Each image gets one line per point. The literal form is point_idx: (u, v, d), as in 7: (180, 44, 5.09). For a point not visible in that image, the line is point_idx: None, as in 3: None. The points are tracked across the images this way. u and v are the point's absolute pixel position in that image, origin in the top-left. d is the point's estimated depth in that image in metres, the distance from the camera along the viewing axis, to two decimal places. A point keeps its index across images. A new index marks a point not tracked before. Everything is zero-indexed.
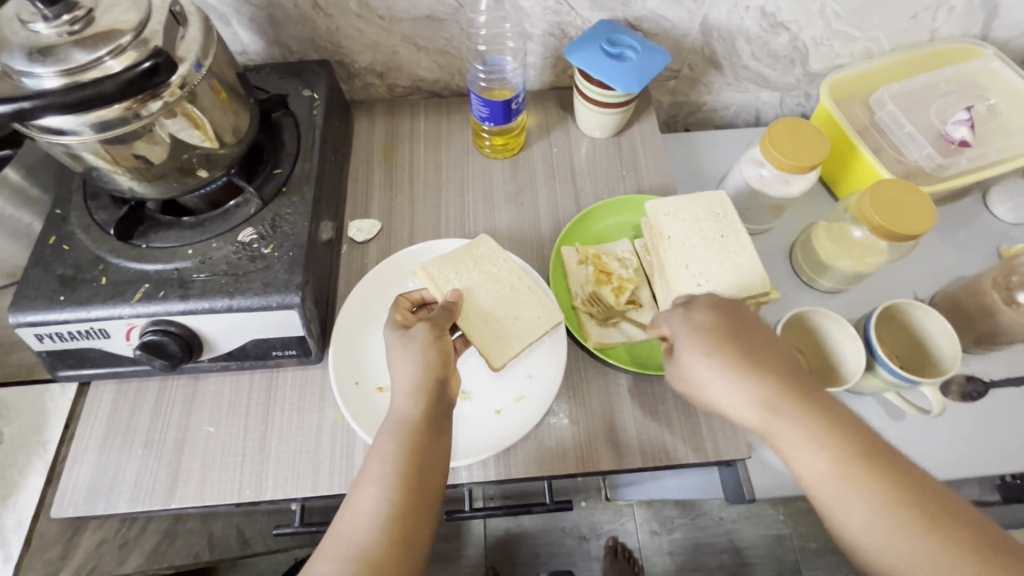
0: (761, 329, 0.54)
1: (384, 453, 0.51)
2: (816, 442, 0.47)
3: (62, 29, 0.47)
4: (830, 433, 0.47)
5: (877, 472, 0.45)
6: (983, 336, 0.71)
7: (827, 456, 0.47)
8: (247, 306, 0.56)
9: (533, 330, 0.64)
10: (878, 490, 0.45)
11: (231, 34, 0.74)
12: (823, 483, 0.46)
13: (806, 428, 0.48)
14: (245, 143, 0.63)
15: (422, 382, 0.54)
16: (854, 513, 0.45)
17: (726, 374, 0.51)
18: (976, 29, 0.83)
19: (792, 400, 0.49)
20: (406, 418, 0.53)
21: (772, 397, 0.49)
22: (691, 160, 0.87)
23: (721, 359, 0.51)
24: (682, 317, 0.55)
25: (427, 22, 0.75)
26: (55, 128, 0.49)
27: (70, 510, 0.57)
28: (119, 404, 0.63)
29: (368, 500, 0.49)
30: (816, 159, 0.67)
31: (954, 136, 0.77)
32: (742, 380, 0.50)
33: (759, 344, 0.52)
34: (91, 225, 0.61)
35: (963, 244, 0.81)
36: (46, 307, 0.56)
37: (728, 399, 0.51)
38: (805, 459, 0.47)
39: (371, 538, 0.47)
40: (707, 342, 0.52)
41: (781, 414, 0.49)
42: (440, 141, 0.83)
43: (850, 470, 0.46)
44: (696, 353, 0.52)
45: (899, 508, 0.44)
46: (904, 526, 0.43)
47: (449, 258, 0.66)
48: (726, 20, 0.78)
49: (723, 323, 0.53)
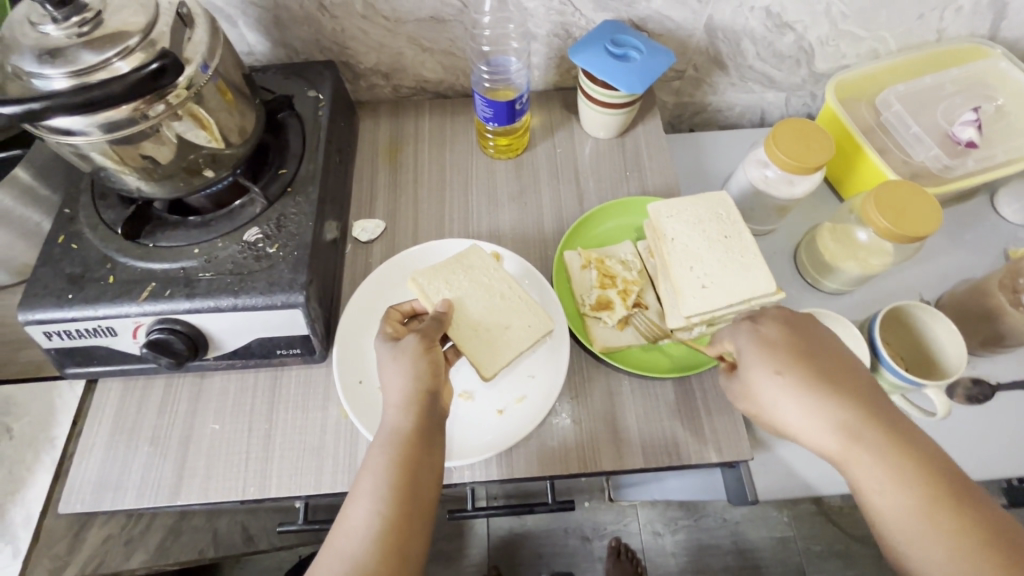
0: (836, 350, 0.53)
1: (376, 467, 0.51)
2: (895, 475, 0.46)
3: (72, 31, 0.48)
4: (907, 463, 0.47)
5: (956, 507, 0.45)
6: (990, 339, 0.70)
7: (908, 490, 0.46)
8: (252, 305, 0.57)
9: (523, 338, 0.63)
10: (956, 526, 0.44)
11: (237, 35, 0.74)
12: (899, 514, 0.46)
13: (884, 457, 0.47)
14: (251, 143, 0.63)
15: (413, 395, 0.54)
16: (929, 548, 0.44)
17: (802, 397, 0.50)
18: (985, 29, 0.82)
19: (871, 428, 0.48)
20: (398, 430, 0.53)
21: (852, 425, 0.48)
22: (695, 161, 0.87)
23: (796, 380, 0.50)
24: (752, 330, 0.55)
25: (432, 23, 0.75)
26: (64, 129, 0.50)
27: (78, 506, 0.58)
28: (125, 402, 0.64)
29: (360, 514, 0.50)
30: (821, 160, 0.66)
31: (961, 136, 0.76)
32: (819, 404, 0.49)
33: (837, 368, 0.51)
34: (99, 224, 0.62)
35: (971, 246, 0.80)
36: (54, 305, 0.57)
37: (802, 421, 0.50)
38: (883, 490, 0.46)
39: (365, 553, 0.48)
40: (780, 361, 0.52)
41: (861, 441, 0.48)
42: (444, 141, 0.83)
43: (930, 502, 0.45)
44: (770, 372, 0.52)
45: (977, 544, 0.43)
46: (981, 564, 0.43)
47: (440, 269, 0.66)
48: (731, 20, 0.78)
49: (798, 344, 0.53)
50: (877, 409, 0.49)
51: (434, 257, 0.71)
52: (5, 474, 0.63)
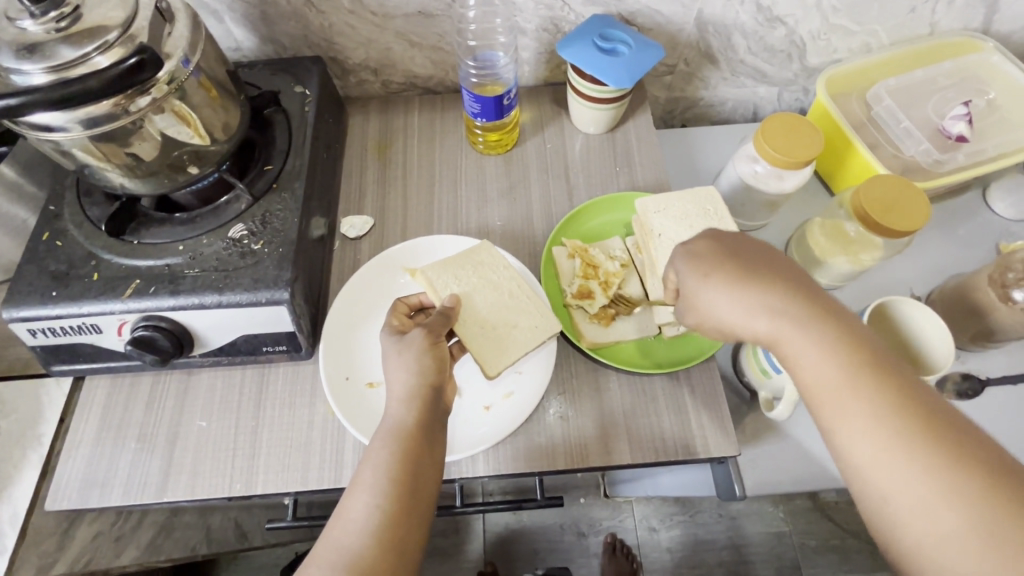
0: (771, 252, 0.52)
1: (376, 460, 0.51)
2: (823, 355, 0.45)
3: (49, 26, 0.47)
4: (836, 342, 0.45)
5: (883, 385, 0.43)
6: (980, 334, 0.70)
7: (833, 368, 0.45)
8: (236, 302, 0.57)
9: (528, 339, 0.63)
10: (880, 408, 0.42)
11: (224, 31, 0.74)
12: (825, 391, 0.45)
13: (809, 345, 0.46)
14: (235, 139, 0.63)
15: (416, 389, 0.54)
16: (852, 421, 0.43)
17: (730, 292, 0.49)
18: (977, 22, 0.81)
19: (798, 319, 0.47)
20: (400, 425, 0.53)
21: (778, 311, 0.47)
22: (687, 156, 0.87)
23: (723, 280, 0.50)
24: (684, 245, 0.54)
25: (420, 18, 0.75)
26: (44, 125, 0.49)
27: (65, 503, 0.58)
28: (113, 399, 0.64)
29: (359, 507, 0.49)
30: (810, 154, 0.66)
31: (952, 131, 0.75)
32: (747, 296, 0.49)
33: (768, 267, 0.50)
34: (84, 222, 0.61)
35: (962, 241, 0.80)
36: (38, 302, 0.56)
37: (732, 315, 0.49)
38: (810, 371, 0.46)
39: (364, 546, 0.47)
40: (707, 265, 0.51)
41: (784, 333, 0.47)
42: (434, 137, 0.82)
43: (854, 386, 0.44)
44: (698, 275, 0.51)
45: (901, 426, 0.42)
46: (902, 444, 0.41)
47: (450, 264, 0.66)
48: (721, 14, 0.77)
49: (730, 249, 0.52)
50: (808, 297, 0.48)
51: (445, 251, 0.71)
52: None
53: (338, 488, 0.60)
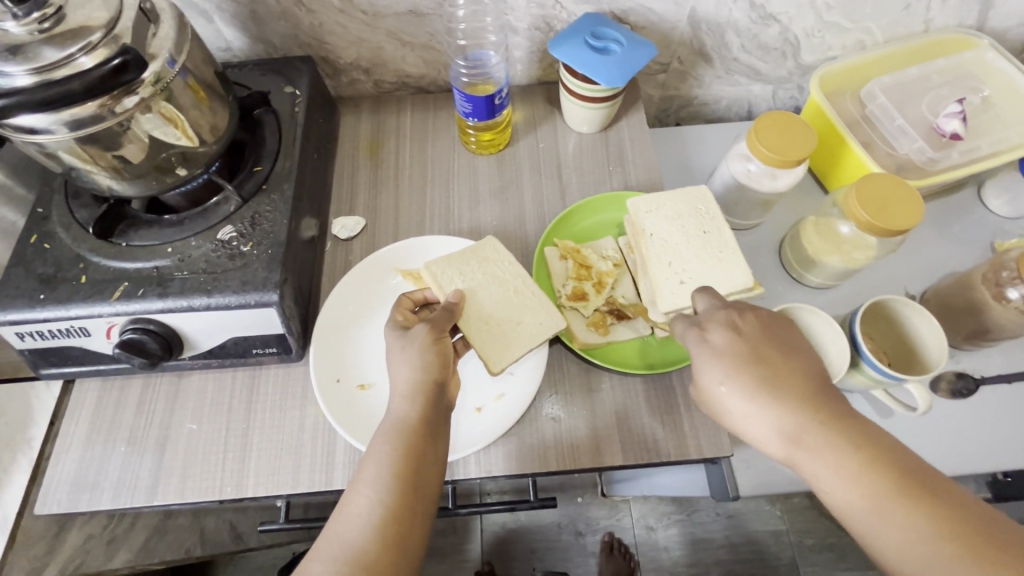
0: (788, 346, 0.53)
1: (379, 455, 0.51)
2: (845, 472, 0.47)
3: (33, 27, 0.47)
4: (859, 460, 0.47)
5: (914, 504, 0.44)
6: (974, 333, 0.70)
7: (859, 487, 0.46)
8: (225, 304, 0.56)
9: (532, 335, 0.63)
10: (915, 522, 0.44)
11: (213, 31, 0.74)
12: (854, 509, 0.46)
13: (833, 460, 0.47)
14: (224, 140, 0.63)
15: (421, 385, 0.54)
16: (885, 539, 0.44)
17: (748, 404, 0.50)
18: (972, 19, 0.81)
19: (817, 432, 0.49)
20: (403, 420, 0.53)
21: (796, 428, 0.49)
22: (680, 155, 0.86)
23: (743, 388, 0.51)
24: (699, 336, 0.54)
25: (411, 17, 0.74)
26: (29, 127, 0.49)
27: (54, 507, 0.58)
28: (103, 401, 0.64)
29: (361, 500, 0.49)
30: (804, 152, 0.66)
31: (946, 129, 0.75)
32: (766, 409, 0.50)
33: (783, 367, 0.51)
34: (72, 224, 0.61)
35: (957, 239, 0.80)
36: (25, 305, 0.56)
37: (752, 425, 0.51)
38: (833, 487, 0.47)
39: (365, 541, 0.47)
40: (725, 370, 0.52)
41: (806, 449, 0.49)
42: (426, 137, 0.82)
43: (886, 504, 0.45)
44: (717, 380, 0.52)
45: (944, 543, 0.42)
46: (944, 561, 0.42)
47: (455, 259, 0.66)
48: (714, 12, 0.77)
49: (746, 345, 0.52)
50: (824, 413, 0.49)
51: (448, 247, 0.71)
52: None
53: (328, 491, 0.60)
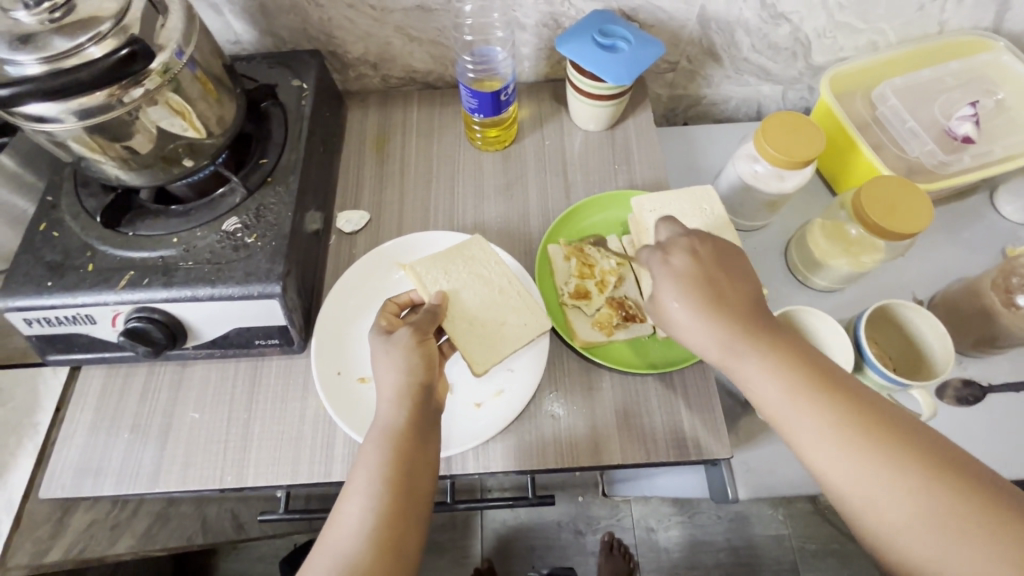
0: (737, 267, 0.54)
1: (369, 463, 0.51)
2: (770, 370, 0.50)
3: (43, 17, 0.47)
4: (784, 362, 0.50)
5: (828, 399, 0.48)
6: (982, 339, 0.69)
7: (782, 385, 0.49)
8: (228, 295, 0.57)
9: (519, 334, 0.63)
10: (831, 418, 0.47)
11: (223, 24, 0.74)
12: (775, 405, 0.49)
13: (761, 361, 0.50)
14: (231, 132, 0.63)
15: (406, 391, 0.54)
16: (803, 432, 0.48)
17: (696, 316, 0.52)
18: (988, 21, 0.80)
19: (752, 341, 0.51)
20: (391, 426, 0.53)
21: (732, 337, 0.51)
22: (686, 155, 0.86)
23: (694, 306, 0.52)
24: (662, 260, 0.55)
25: (419, 12, 0.74)
26: (38, 116, 0.49)
27: (58, 491, 0.59)
28: (108, 389, 0.65)
29: (353, 511, 0.49)
30: (812, 153, 0.65)
31: (958, 132, 0.74)
32: (709, 319, 0.51)
33: (731, 286, 0.53)
34: (81, 213, 0.62)
35: (967, 244, 0.79)
36: (34, 292, 0.57)
37: (690, 333, 0.53)
38: (759, 386, 0.50)
39: (359, 548, 0.48)
40: (678, 288, 0.53)
41: (738, 354, 0.51)
42: (432, 133, 0.82)
43: (804, 400, 0.48)
44: (671, 298, 0.53)
45: (849, 430, 0.46)
46: (852, 445, 0.46)
47: (438, 259, 0.66)
48: (724, 11, 0.76)
49: (703, 269, 0.53)
50: (759, 323, 0.52)
51: (435, 246, 0.71)
52: None
53: (326, 482, 0.60)
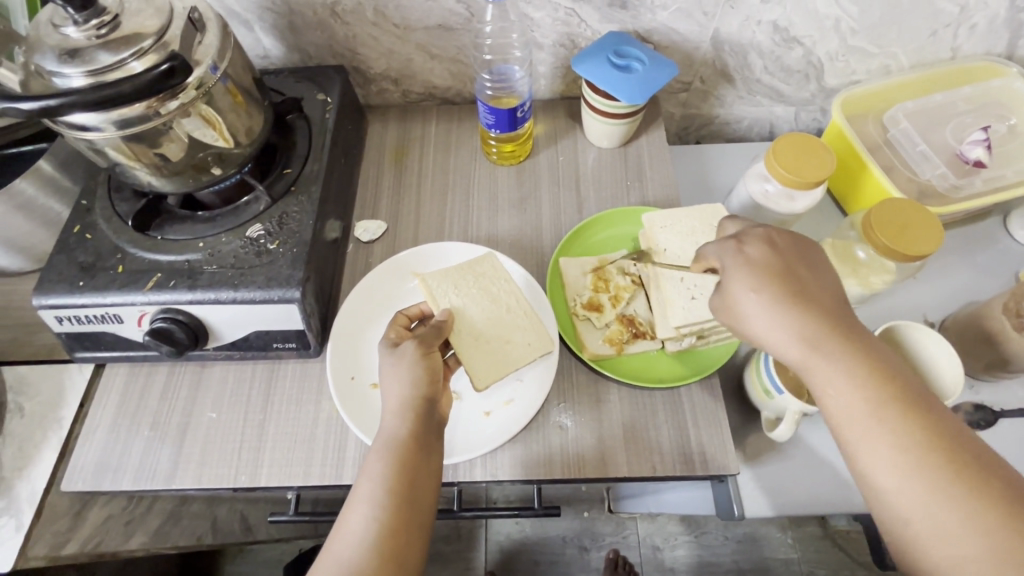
0: (817, 269, 0.53)
1: (373, 474, 0.52)
2: (850, 379, 0.47)
3: (91, 32, 0.51)
4: (867, 372, 0.47)
5: (906, 418, 0.45)
6: (994, 363, 0.68)
7: (861, 394, 0.46)
8: (249, 298, 0.59)
9: (523, 355, 0.64)
10: (907, 435, 0.45)
11: (254, 39, 0.78)
12: (846, 414, 0.47)
13: (841, 367, 0.48)
14: (257, 143, 0.66)
15: (411, 401, 0.55)
16: (874, 446, 0.45)
17: (776, 312, 0.50)
18: (1000, 48, 0.81)
19: (834, 343, 0.48)
20: (394, 436, 0.54)
21: (812, 337, 0.49)
22: (698, 174, 0.87)
23: (771, 297, 0.50)
24: (736, 251, 0.54)
25: (440, 31, 0.77)
26: (81, 124, 0.52)
27: (80, 484, 0.61)
28: (130, 387, 0.67)
29: (357, 520, 0.50)
30: (822, 174, 0.66)
31: (969, 156, 0.74)
32: (791, 317, 0.49)
33: (813, 284, 0.51)
34: (113, 217, 0.65)
35: (980, 268, 0.79)
36: (66, 291, 0.59)
37: (767, 330, 0.50)
38: (831, 393, 0.48)
39: (359, 558, 0.48)
40: (760, 280, 0.51)
41: (819, 355, 0.48)
42: (449, 146, 0.84)
43: (880, 412, 0.46)
44: (748, 289, 0.51)
45: (924, 451, 0.44)
46: (922, 466, 0.44)
47: (451, 273, 0.68)
48: (737, 34, 0.78)
49: (787, 266, 0.52)
50: (842, 331, 0.49)
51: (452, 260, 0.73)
52: (14, 450, 0.66)
53: (337, 485, 0.61)
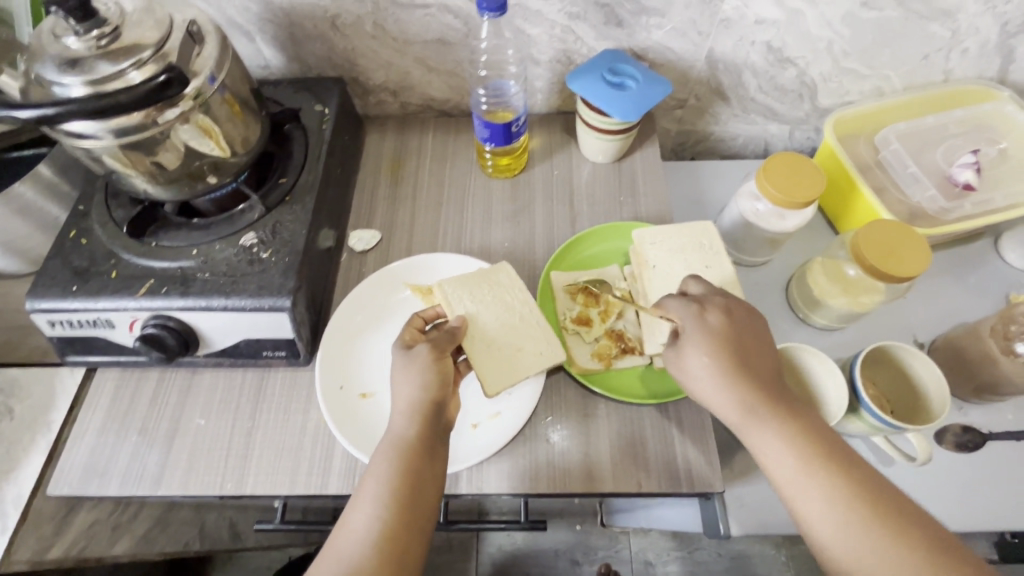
0: (762, 335, 0.57)
1: (377, 473, 0.53)
2: (786, 441, 0.51)
3: (91, 43, 0.52)
4: (801, 434, 0.52)
5: (837, 475, 0.49)
6: (983, 386, 0.68)
7: (795, 455, 0.51)
8: (240, 306, 0.60)
9: (535, 363, 0.64)
10: (839, 490, 0.49)
11: (255, 50, 0.79)
12: (786, 474, 0.50)
13: (778, 429, 0.52)
14: (253, 152, 0.66)
15: (420, 404, 0.55)
16: (810, 504, 0.49)
17: (722, 379, 0.53)
18: (992, 72, 0.81)
19: (769, 406, 0.53)
20: (401, 437, 0.54)
21: (750, 402, 0.53)
22: (692, 190, 0.87)
23: (719, 364, 0.54)
24: (697, 316, 0.56)
25: (439, 45, 0.78)
26: (78, 132, 0.53)
27: (66, 488, 0.61)
28: (121, 391, 0.67)
29: (361, 518, 0.51)
30: (812, 194, 0.66)
31: (959, 178, 0.75)
32: (732, 383, 0.53)
33: (755, 351, 0.55)
34: (108, 222, 0.65)
35: (971, 289, 0.79)
36: (60, 295, 0.60)
37: (712, 397, 0.54)
38: (771, 456, 0.51)
39: (362, 557, 0.49)
40: (710, 346, 0.54)
41: (758, 419, 0.52)
42: (445, 158, 0.85)
43: (813, 470, 0.50)
44: (700, 355, 0.55)
45: (854, 506, 0.48)
46: (853, 519, 0.47)
47: (467, 279, 0.68)
48: (732, 53, 0.79)
49: (735, 334, 0.55)
50: (778, 397, 0.53)
51: (449, 271, 0.73)
52: (3, 452, 0.66)
53: (322, 495, 0.61)
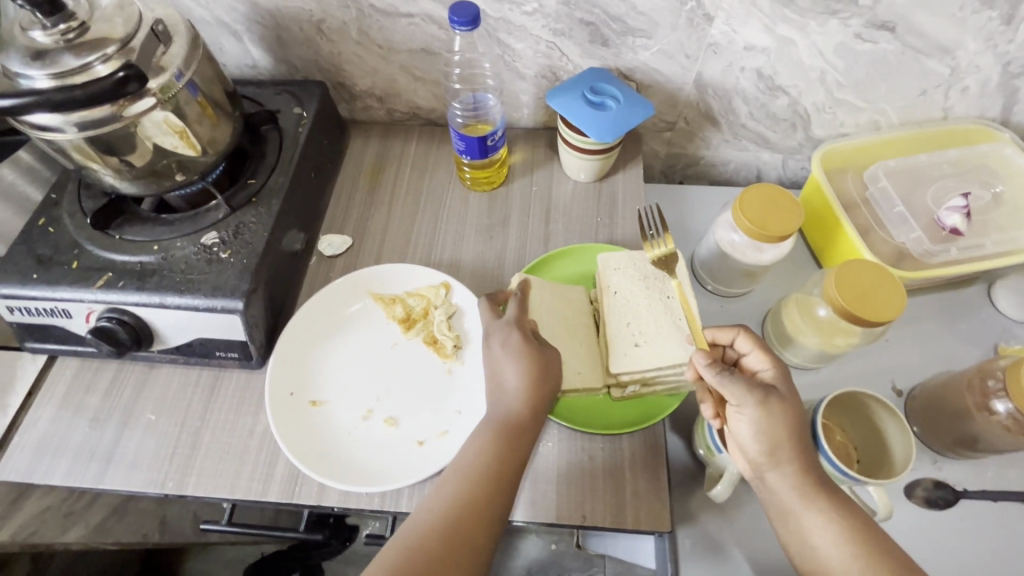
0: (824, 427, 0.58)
1: (479, 443, 0.57)
2: (845, 532, 0.51)
3: (57, 37, 0.52)
4: (864, 533, 0.51)
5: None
6: (960, 441, 0.65)
7: (851, 548, 0.50)
8: (193, 305, 0.59)
9: (570, 376, 0.64)
10: None
11: (243, 50, 0.79)
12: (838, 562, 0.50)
13: (841, 521, 0.51)
14: (224, 152, 0.66)
15: (528, 386, 0.59)
16: None
17: (792, 453, 0.53)
18: (994, 112, 0.78)
19: (829, 494, 0.53)
20: (505, 416, 0.58)
21: (811, 483, 0.53)
22: (675, 215, 0.86)
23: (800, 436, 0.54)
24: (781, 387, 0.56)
25: (424, 54, 0.78)
26: (43, 125, 0.54)
27: (10, 474, 0.61)
28: (78, 380, 0.67)
29: (458, 484, 0.55)
30: (787, 229, 0.64)
31: (946, 222, 0.71)
32: (806, 461, 0.53)
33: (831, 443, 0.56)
34: (77, 213, 0.66)
35: (958, 337, 0.75)
36: (18, 282, 0.60)
37: (773, 468, 0.53)
38: (824, 542, 0.51)
39: (460, 519, 0.52)
40: (789, 413, 0.54)
41: (818, 501, 0.52)
42: (426, 168, 0.85)
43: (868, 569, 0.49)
44: (776, 417, 0.53)
45: None
46: None
47: (549, 286, 0.70)
48: (721, 78, 0.77)
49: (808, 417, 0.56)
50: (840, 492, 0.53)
51: (413, 283, 0.72)
52: None
53: (260, 501, 0.60)
